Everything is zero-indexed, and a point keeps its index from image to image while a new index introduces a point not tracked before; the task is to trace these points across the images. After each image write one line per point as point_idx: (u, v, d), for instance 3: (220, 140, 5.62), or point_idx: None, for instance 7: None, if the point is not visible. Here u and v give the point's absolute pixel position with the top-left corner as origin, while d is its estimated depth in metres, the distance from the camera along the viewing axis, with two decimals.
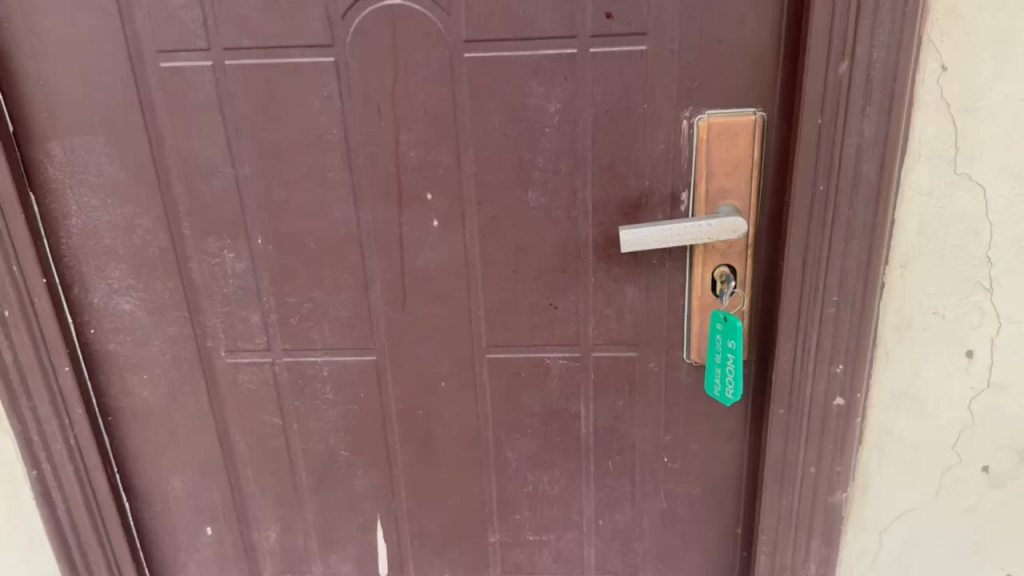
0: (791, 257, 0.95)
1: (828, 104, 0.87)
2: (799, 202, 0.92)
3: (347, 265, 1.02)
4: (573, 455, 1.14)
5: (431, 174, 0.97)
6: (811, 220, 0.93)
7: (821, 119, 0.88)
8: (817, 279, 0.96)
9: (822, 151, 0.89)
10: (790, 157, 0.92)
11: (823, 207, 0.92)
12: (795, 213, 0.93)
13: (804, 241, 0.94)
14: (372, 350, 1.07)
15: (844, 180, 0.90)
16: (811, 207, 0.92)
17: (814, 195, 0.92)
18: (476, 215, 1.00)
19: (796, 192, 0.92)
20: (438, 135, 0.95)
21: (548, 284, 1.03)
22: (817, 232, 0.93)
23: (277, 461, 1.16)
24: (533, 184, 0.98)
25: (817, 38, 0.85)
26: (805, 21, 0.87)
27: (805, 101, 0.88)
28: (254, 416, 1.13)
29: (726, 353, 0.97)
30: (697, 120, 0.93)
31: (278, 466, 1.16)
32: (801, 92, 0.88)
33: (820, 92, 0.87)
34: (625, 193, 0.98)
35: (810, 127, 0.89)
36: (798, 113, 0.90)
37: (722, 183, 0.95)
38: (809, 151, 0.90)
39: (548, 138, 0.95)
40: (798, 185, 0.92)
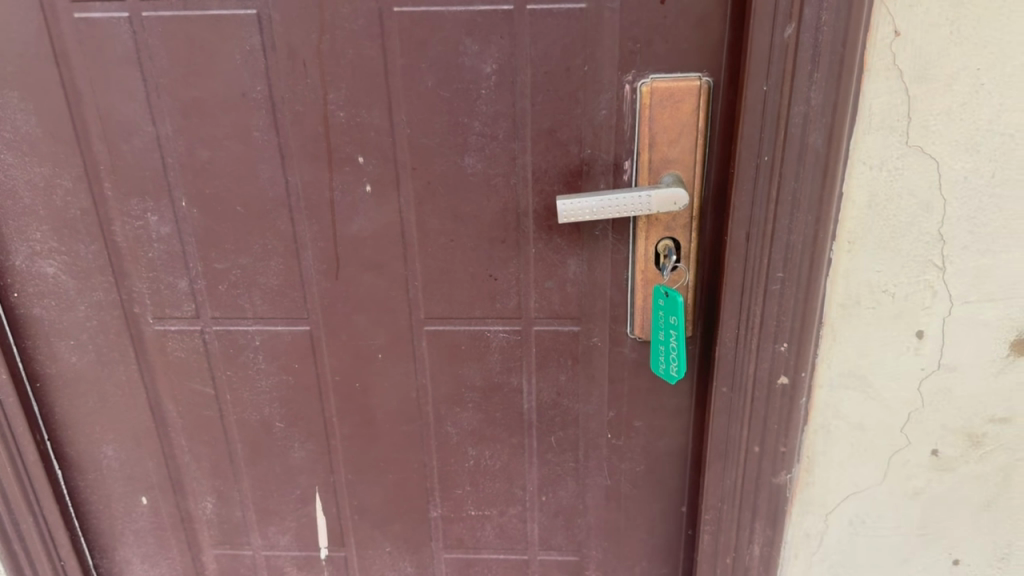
0: (735, 230, 0.92)
1: (773, 69, 0.83)
2: (743, 173, 0.88)
3: (277, 231, 0.98)
4: (516, 430, 1.11)
5: (363, 136, 0.93)
6: (756, 192, 0.89)
7: (766, 86, 0.84)
8: (762, 253, 0.92)
9: (768, 119, 0.85)
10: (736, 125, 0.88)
11: (768, 179, 0.88)
12: (739, 184, 0.89)
13: (748, 214, 0.90)
14: (305, 320, 1.04)
15: (790, 150, 0.86)
16: (756, 178, 0.88)
17: (759, 165, 0.88)
18: (411, 180, 0.95)
19: (741, 162, 0.88)
20: (368, 94, 0.90)
21: (487, 254, 0.99)
22: (761, 204, 0.90)
23: (211, 431, 1.13)
24: (470, 149, 0.93)
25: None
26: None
27: (750, 65, 0.84)
28: (186, 385, 1.09)
29: (668, 329, 0.95)
30: (640, 85, 0.89)
31: (212, 436, 1.13)
32: (747, 56, 0.84)
33: (764, 57, 0.83)
34: (566, 161, 0.94)
35: (755, 94, 0.85)
36: (744, 78, 0.85)
37: (665, 152, 0.91)
38: (754, 119, 0.86)
39: (484, 100, 0.91)
40: (744, 154, 0.88)
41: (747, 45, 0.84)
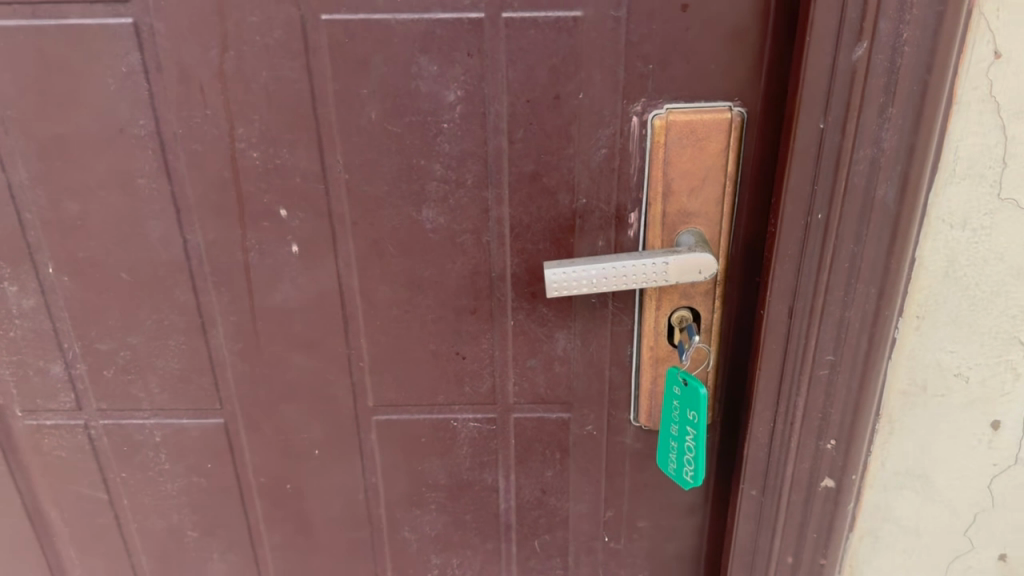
0: (774, 305, 0.70)
1: (835, 102, 0.62)
2: (787, 234, 0.67)
3: (176, 303, 0.75)
4: (489, 534, 0.90)
5: (285, 183, 0.70)
6: (802, 259, 0.68)
7: (823, 124, 0.63)
8: (808, 333, 0.71)
9: (823, 167, 0.64)
10: (778, 171, 0.67)
11: (820, 243, 0.67)
12: (780, 248, 0.68)
13: (792, 285, 0.69)
14: (219, 411, 0.81)
15: (851, 206, 0.65)
16: (804, 241, 0.68)
17: (809, 225, 0.67)
18: (351, 238, 0.72)
19: (784, 221, 0.67)
20: (290, 130, 0.68)
21: (452, 328, 0.77)
22: (809, 274, 0.69)
23: (107, 541, 0.90)
24: (428, 199, 0.71)
25: (825, 9, 0.59)
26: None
27: (803, 97, 0.62)
28: (70, 489, 0.86)
29: (685, 425, 0.73)
30: (653, 118, 0.67)
31: (109, 548, 0.90)
32: (797, 84, 0.63)
33: (823, 85, 0.61)
34: (554, 213, 0.72)
35: (808, 134, 0.63)
36: (791, 112, 0.64)
37: (684, 203, 0.70)
38: (804, 166, 0.65)
39: (445, 136, 0.68)
40: (789, 211, 0.67)
41: (799, 69, 0.62)
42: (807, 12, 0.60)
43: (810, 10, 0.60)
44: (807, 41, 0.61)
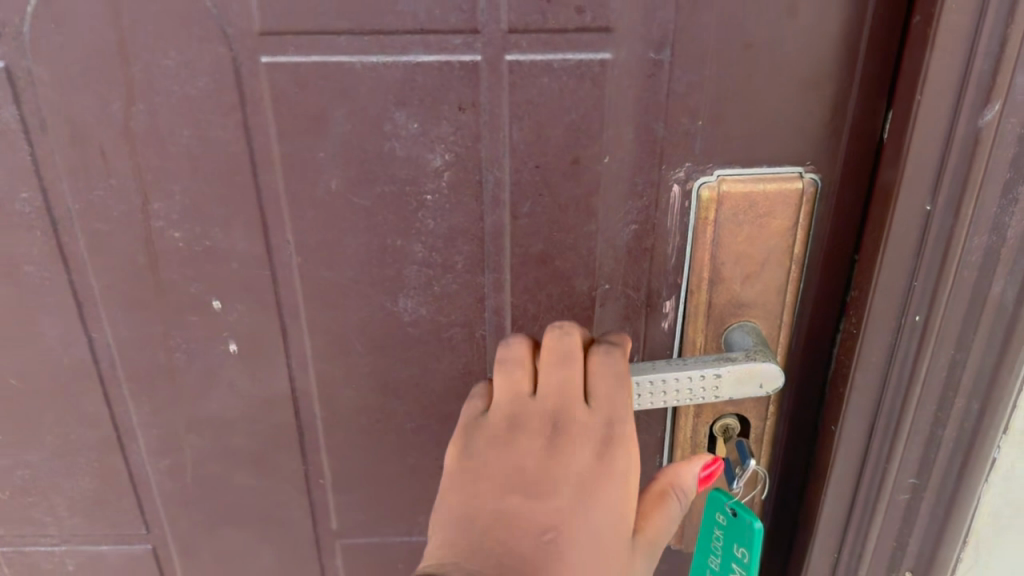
0: (849, 423, 0.56)
1: (948, 179, 0.47)
2: (872, 339, 0.52)
3: (84, 414, 0.59)
4: None
5: (219, 270, 0.53)
6: (889, 369, 0.53)
7: (931, 206, 0.48)
8: (890, 456, 0.56)
9: (926, 259, 0.49)
10: (864, 259, 0.52)
11: (913, 351, 0.52)
12: (861, 355, 0.53)
13: (874, 398, 0.54)
14: (146, 536, 0.65)
15: (957, 307, 0.50)
16: (892, 347, 0.53)
17: (900, 328, 0.52)
18: (305, 336, 0.56)
19: (870, 322, 0.52)
20: (223, 204, 0.51)
21: (438, 439, 0.61)
22: (896, 387, 0.54)
23: None
24: (406, 287, 0.55)
25: (944, 59, 0.44)
26: (917, 20, 0.45)
27: (906, 170, 0.47)
28: None
29: (731, 564, 0.57)
30: (701, 189, 0.52)
31: None
32: (898, 154, 0.47)
33: (934, 158, 0.46)
34: (568, 302, 0.56)
35: (908, 218, 0.48)
36: (886, 188, 0.49)
37: (737, 292, 0.55)
38: (900, 257, 0.49)
39: (428, 210, 0.52)
40: (876, 311, 0.52)
41: (900, 134, 0.47)
42: (916, 62, 0.45)
43: (921, 60, 0.45)
44: (915, 100, 0.45)
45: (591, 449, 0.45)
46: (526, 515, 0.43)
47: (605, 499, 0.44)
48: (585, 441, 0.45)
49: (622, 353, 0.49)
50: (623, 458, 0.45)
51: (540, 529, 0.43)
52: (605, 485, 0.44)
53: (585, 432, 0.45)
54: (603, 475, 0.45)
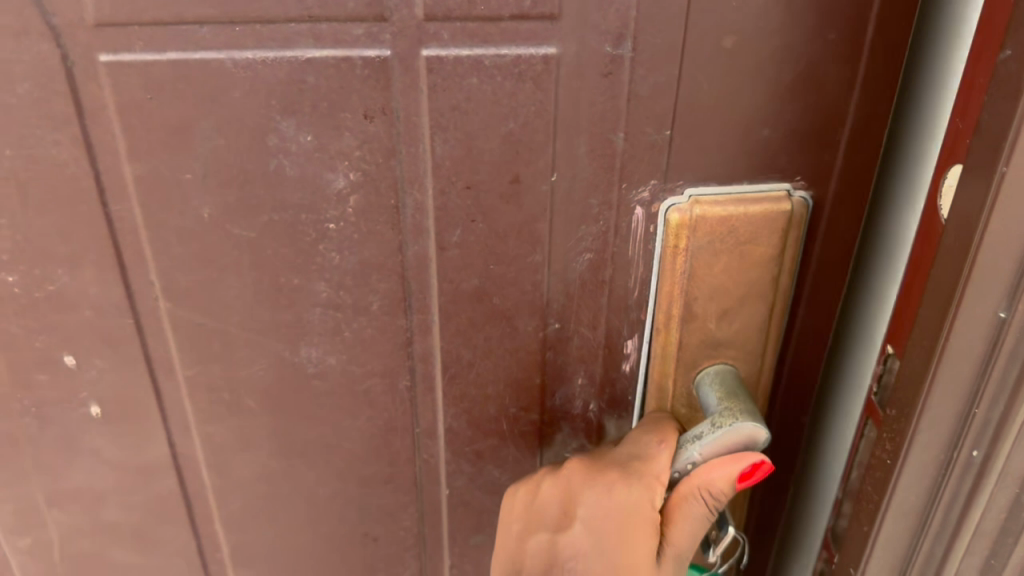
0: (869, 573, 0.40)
1: None
2: (908, 479, 0.36)
3: None
4: None
5: (68, 318, 0.42)
6: (930, 518, 0.37)
7: (1008, 313, 0.32)
8: None
9: (997, 376, 0.33)
10: (906, 370, 0.36)
11: (963, 494, 0.36)
12: (892, 495, 0.37)
13: (904, 548, 0.39)
14: None
15: None
16: (936, 489, 0.36)
17: (950, 465, 0.36)
18: (188, 392, 0.45)
19: (907, 459, 0.36)
20: (67, 239, 0.40)
21: (357, 503, 0.51)
22: (938, 539, 0.38)
23: None
24: (310, 333, 0.44)
25: None
26: (1007, 54, 0.29)
27: (975, 274, 0.31)
28: None
29: None
30: (670, 210, 0.42)
31: None
32: (959, 250, 0.32)
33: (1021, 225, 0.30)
34: (509, 344, 0.46)
35: (975, 315, 0.32)
36: (944, 285, 0.33)
37: (711, 331, 0.45)
38: (958, 380, 0.34)
39: (332, 241, 0.42)
40: (916, 442, 0.35)
41: (968, 216, 0.31)
42: (1004, 111, 0.29)
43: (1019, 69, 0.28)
44: (996, 172, 0.30)
45: (598, 482, 0.44)
46: (562, 551, 0.45)
47: (625, 530, 0.43)
48: (597, 482, 0.44)
49: (659, 421, 0.46)
50: (634, 494, 0.43)
51: (562, 554, 0.45)
52: (617, 518, 0.43)
53: (588, 486, 0.44)
54: (613, 513, 0.43)
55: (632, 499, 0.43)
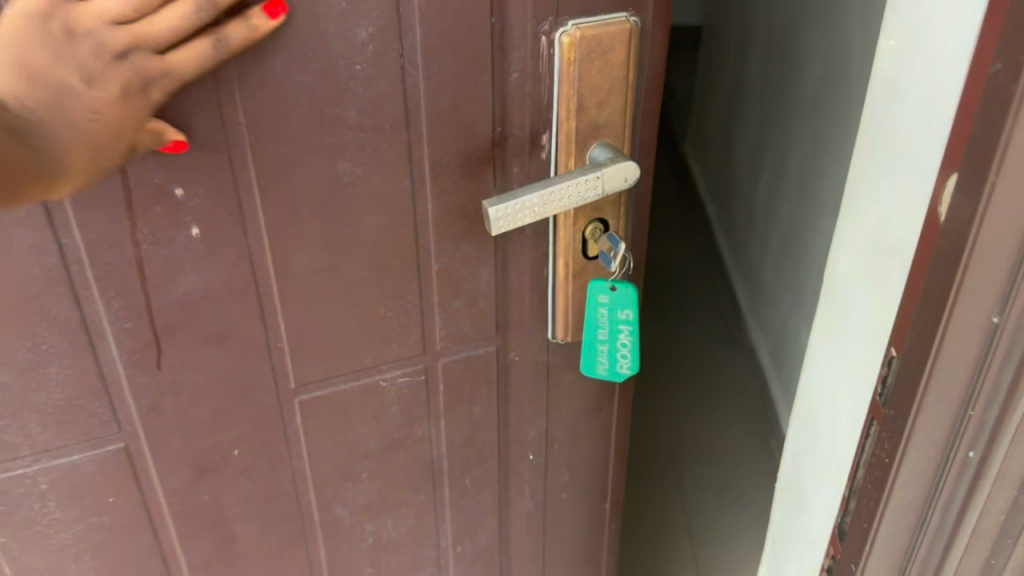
0: (889, 520, 0.63)
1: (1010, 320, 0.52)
2: (912, 460, 0.60)
3: (56, 322, 0.62)
4: (423, 486, 0.85)
5: (180, 157, 0.60)
6: (935, 488, 0.60)
7: (998, 318, 0.53)
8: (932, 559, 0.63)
9: (980, 396, 0.55)
10: (907, 386, 0.58)
11: (958, 482, 0.59)
12: (901, 477, 0.61)
13: (914, 501, 0.62)
14: (117, 436, 0.68)
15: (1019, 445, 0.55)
16: (938, 471, 0.60)
17: (952, 459, 0.58)
18: (262, 206, 0.64)
19: (913, 444, 0.59)
20: (184, 94, 0.58)
21: (376, 284, 0.72)
22: (944, 504, 0.60)
23: None
24: (344, 150, 0.65)
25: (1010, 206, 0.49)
26: (998, 69, 0.48)
27: (967, 278, 0.51)
28: None
29: (616, 328, 0.77)
30: (562, 36, 0.67)
31: None
32: (956, 248, 0.52)
33: (991, 298, 0.52)
34: (472, 144, 0.69)
35: (955, 351, 0.54)
36: (936, 301, 0.54)
37: (594, 117, 0.71)
38: (951, 388, 0.56)
39: (359, 79, 0.63)
40: (918, 433, 0.58)
41: (960, 240, 0.52)
42: (997, 126, 0.48)
43: (983, 199, 0.49)
44: (980, 207, 0.49)
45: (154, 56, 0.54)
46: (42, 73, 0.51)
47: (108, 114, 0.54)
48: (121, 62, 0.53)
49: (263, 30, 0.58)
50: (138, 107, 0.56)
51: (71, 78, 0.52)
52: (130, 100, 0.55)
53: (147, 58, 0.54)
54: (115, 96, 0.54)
55: (118, 90, 0.54)
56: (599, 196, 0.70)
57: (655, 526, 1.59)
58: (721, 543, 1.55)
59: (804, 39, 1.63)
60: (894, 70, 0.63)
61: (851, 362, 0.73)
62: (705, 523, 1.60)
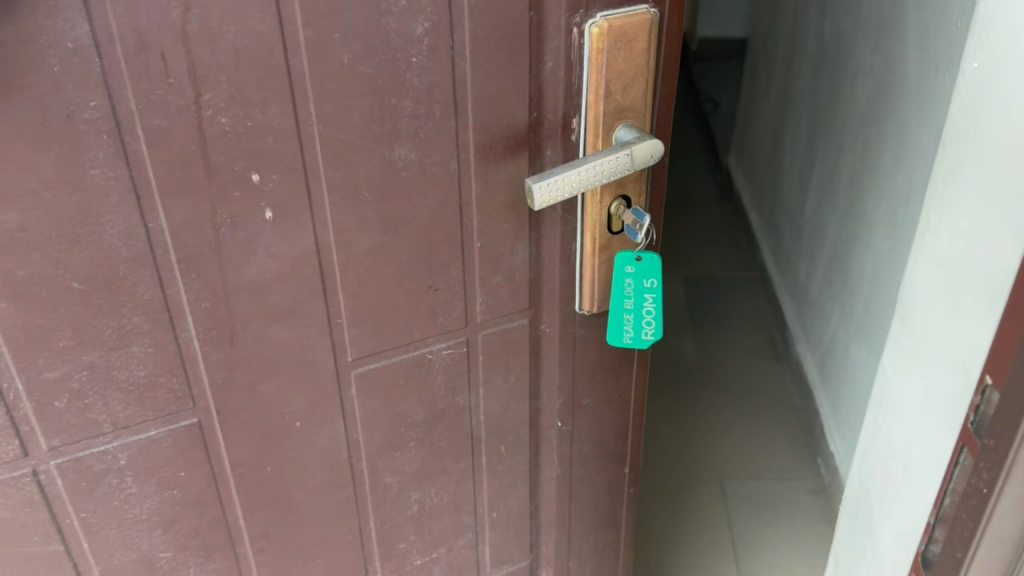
0: (986, 551, 0.65)
1: None
2: (1012, 493, 0.62)
3: (141, 303, 0.66)
4: (463, 453, 0.91)
5: (257, 146, 0.65)
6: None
7: None
8: None
9: None
10: (1003, 420, 0.61)
11: None
12: (998, 508, 0.63)
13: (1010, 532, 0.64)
14: (191, 411, 0.73)
15: None
16: None
17: None
18: (328, 190, 0.70)
19: (1011, 483, 0.61)
20: (263, 87, 0.63)
21: (426, 262, 0.77)
22: None
23: None
24: (401, 137, 0.71)
25: None
26: None
27: None
28: (19, 553, 0.72)
29: (642, 295, 0.83)
30: (591, 26, 0.73)
31: None
32: None
33: None
34: (512, 129, 0.75)
35: None
36: None
37: (619, 101, 0.77)
38: None
39: (414, 70, 0.68)
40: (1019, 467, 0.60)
41: None
42: None
43: None
44: None
45: None
46: None
47: None
48: None
49: None
50: None
51: None
52: None
53: None
54: None
55: None
56: (630, 171, 0.76)
57: (692, 525, 1.69)
58: (752, 544, 1.65)
59: (857, 58, 1.70)
60: (990, 105, 0.67)
61: (940, 390, 0.76)
62: (744, 525, 1.69)
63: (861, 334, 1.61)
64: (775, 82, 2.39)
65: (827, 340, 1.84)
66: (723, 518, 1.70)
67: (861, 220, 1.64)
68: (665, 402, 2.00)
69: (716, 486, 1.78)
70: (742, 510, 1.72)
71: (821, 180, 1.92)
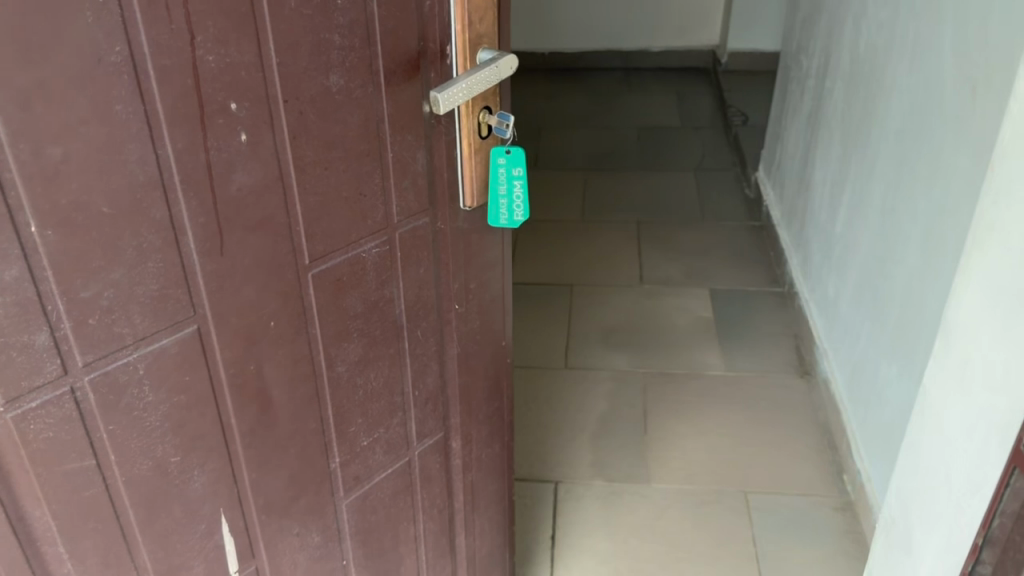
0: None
1: None
2: None
3: (153, 223, 0.79)
4: (392, 340, 1.10)
5: (235, 79, 0.80)
6: None
7: None
8: None
9: None
10: None
11: None
12: None
13: None
14: (192, 318, 0.86)
15: None
16: None
17: None
18: (284, 114, 0.86)
19: None
20: (237, 30, 0.79)
21: (356, 172, 0.96)
22: None
23: (98, 512, 0.86)
24: (334, 66, 0.88)
25: None
26: None
27: None
28: (59, 470, 0.81)
29: (511, 181, 1.07)
30: None
31: (98, 522, 0.86)
32: None
33: None
34: (408, 57, 0.96)
35: None
36: None
37: (476, 28, 1.00)
38: None
39: (339, 11, 0.87)
40: None
41: None
42: None
43: None
44: None
45: None
46: None
47: None
48: None
49: None
50: None
51: None
52: None
53: None
54: None
55: None
56: (499, 80, 1.00)
57: (717, 533, 1.97)
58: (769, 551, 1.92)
59: (887, 84, 1.99)
60: None
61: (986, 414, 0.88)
62: (764, 534, 1.96)
63: (889, 335, 1.87)
64: (808, 98, 2.77)
65: (858, 346, 2.10)
66: (745, 528, 1.98)
67: (891, 239, 1.90)
68: (711, 419, 2.32)
69: (738, 498, 2.06)
70: (761, 522, 1.99)
71: (852, 196, 2.22)
